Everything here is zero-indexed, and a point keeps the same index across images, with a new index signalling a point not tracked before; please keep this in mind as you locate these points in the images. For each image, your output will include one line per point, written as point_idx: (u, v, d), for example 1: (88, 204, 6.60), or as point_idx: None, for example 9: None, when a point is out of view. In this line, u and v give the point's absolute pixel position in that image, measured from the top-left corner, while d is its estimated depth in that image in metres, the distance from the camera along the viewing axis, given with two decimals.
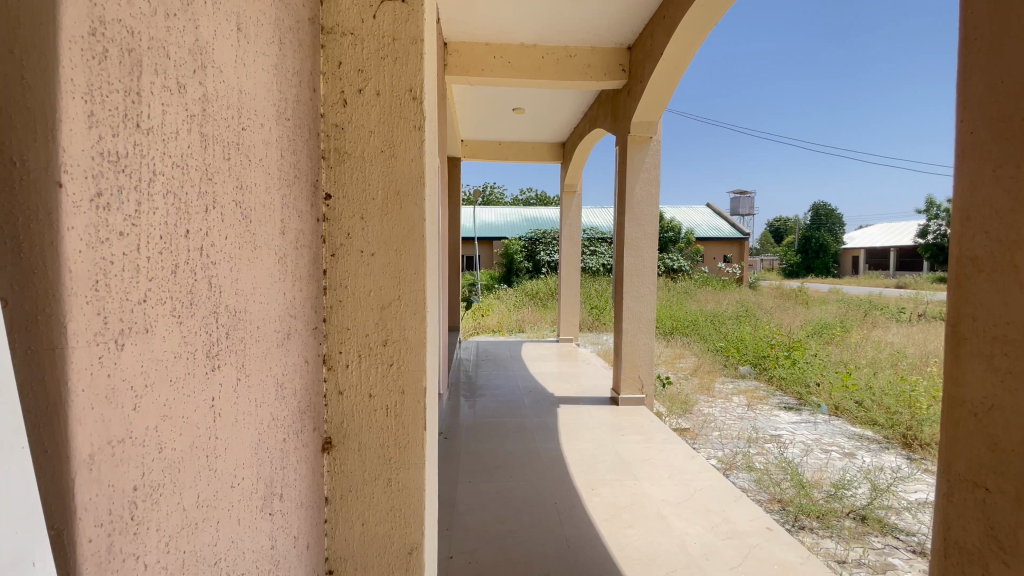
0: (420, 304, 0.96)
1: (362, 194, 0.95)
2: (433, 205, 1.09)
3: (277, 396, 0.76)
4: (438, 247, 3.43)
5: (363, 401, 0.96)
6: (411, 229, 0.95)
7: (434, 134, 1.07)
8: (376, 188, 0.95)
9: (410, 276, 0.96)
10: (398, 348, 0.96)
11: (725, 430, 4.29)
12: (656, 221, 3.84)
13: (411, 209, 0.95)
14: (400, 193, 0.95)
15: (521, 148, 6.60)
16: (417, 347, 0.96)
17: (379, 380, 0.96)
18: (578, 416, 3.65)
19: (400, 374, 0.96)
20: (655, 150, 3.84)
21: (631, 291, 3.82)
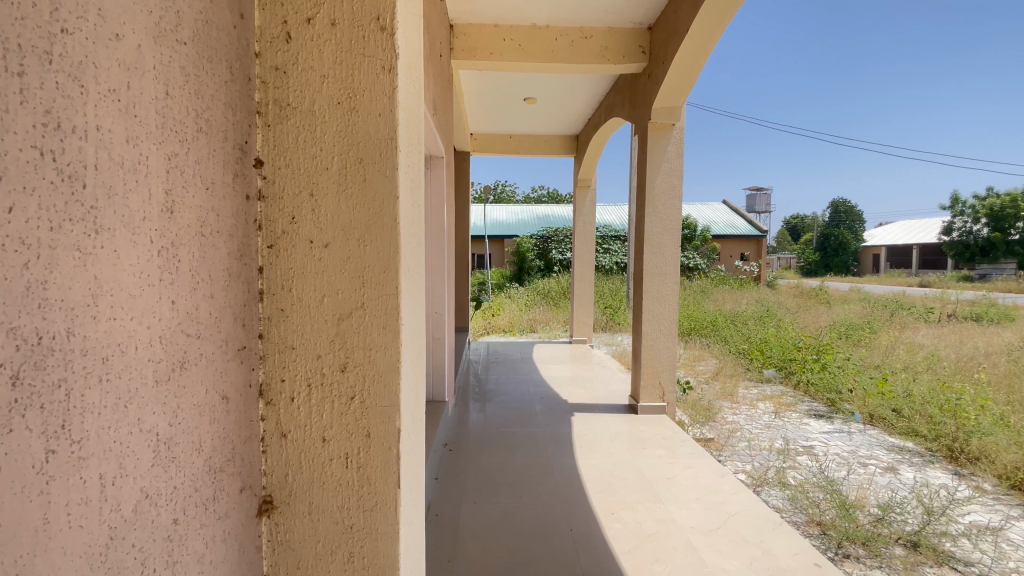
0: (391, 316, 0.69)
1: (312, 163, 0.69)
2: (417, 182, 0.82)
3: (155, 453, 0.50)
4: (441, 245, 3.17)
5: (314, 448, 0.70)
6: (377, 210, 0.68)
7: (417, 86, 0.80)
8: (331, 155, 0.69)
9: (379, 276, 0.69)
10: (361, 375, 0.69)
11: (753, 441, 3.97)
12: (680, 216, 3.53)
13: (378, 183, 0.68)
14: (362, 161, 0.68)
15: (533, 141, 6.31)
16: (387, 374, 0.69)
17: (336, 419, 0.69)
18: (595, 427, 3.36)
19: (364, 411, 0.69)
20: (678, 138, 3.52)
21: (652, 292, 3.52)
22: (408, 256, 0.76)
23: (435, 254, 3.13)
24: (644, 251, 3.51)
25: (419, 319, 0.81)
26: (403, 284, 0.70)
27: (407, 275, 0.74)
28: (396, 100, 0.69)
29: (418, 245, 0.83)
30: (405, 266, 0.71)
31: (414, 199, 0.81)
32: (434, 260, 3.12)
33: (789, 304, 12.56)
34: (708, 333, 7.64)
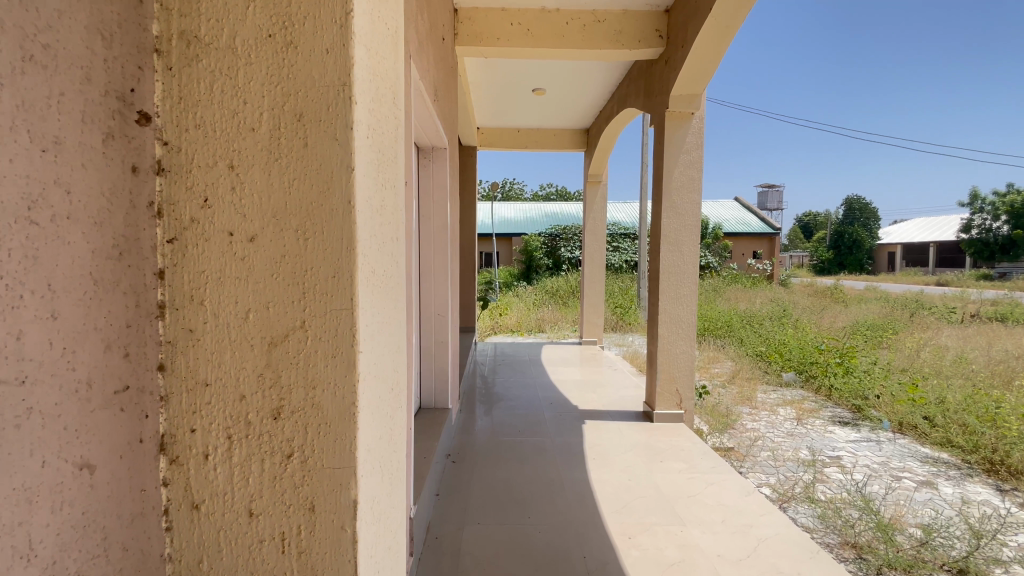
0: (342, 339, 0.50)
1: (228, 125, 0.50)
2: (393, 162, 0.63)
3: None
4: (446, 241, 2.97)
5: (236, 518, 0.52)
6: (320, 192, 0.50)
7: (389, 33, 0.60)
8: (258, 115, 0.50)
9: (322, 284, 0.50)
10: (299, 420, 0.50)
11: (776, 451, 3.73)
12: (699, 211, 3.29)
13: (320, 155, 0.49)
14: (302, 123, 0.49)
15: (542, 136, 6.07)
16: (336, 421, 0.50)
17: (265, 480, 0.51)
18: (608, 437, 3.13)
19: (304, 472, 0.50)
20: (698, 128, 3.28)
21: (669, 292, 3.28)
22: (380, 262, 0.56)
23: (437, 251, 2.91)
24: (661, 248, 3.27)
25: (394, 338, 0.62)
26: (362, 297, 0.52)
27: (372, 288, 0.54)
28: (351, 38, 0.49)
29: (395, 240, 0.64)
30: (365, 278, 0.52)
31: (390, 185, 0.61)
32: (437, 258, 2.91)
33: (804, 303, 12.23)
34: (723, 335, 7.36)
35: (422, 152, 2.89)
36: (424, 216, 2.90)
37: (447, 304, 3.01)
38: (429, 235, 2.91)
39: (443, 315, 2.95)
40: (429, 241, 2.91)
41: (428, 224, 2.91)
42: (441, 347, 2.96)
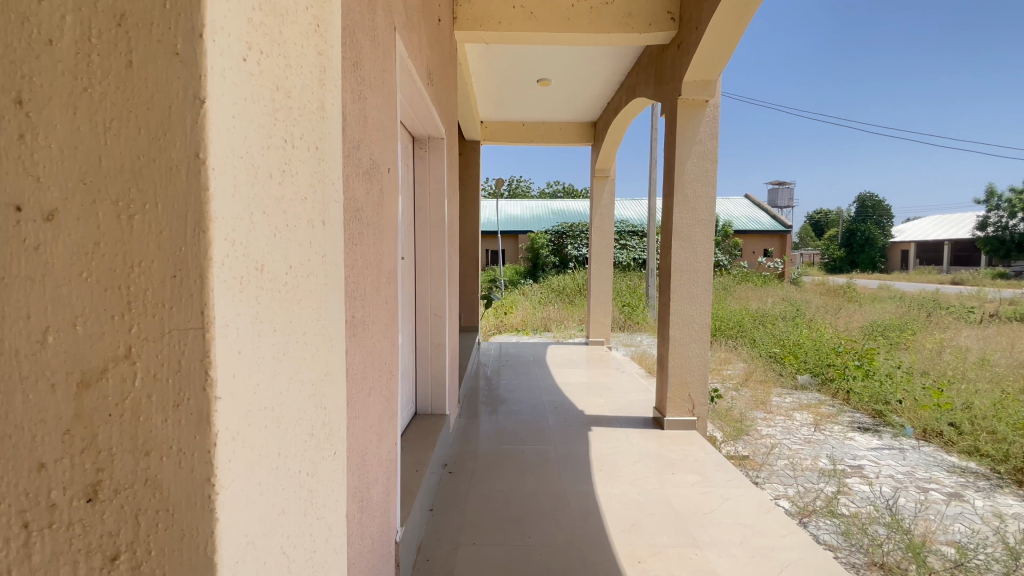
0: (171, 364, 0.44)
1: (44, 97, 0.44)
2: (295, 185, 0.56)
3: None
4: (445, 236, 2.78)
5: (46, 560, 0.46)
6: (155, 188, 0.43)
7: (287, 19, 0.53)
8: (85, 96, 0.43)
9: (154, 310, 0.44)
10: (128, 452, 0.45)
11: (794, 460, 3.51)
12: (714, 205, 3.08)
13: (150, 146, 0.43)
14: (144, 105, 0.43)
15: (548, 129, 5.87)
16: (171, 460, 0.44)
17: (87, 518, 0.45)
18: (616, 445, 2.93)
19: (142, 517, 0.45)
20: (713, 116, 3.06)
21: (681, 291, 3.09)
22: (259, 333, 0.49)
23: (434, 248, 2.73)
24: (672, 245, 3.08)
25: (293, 364, 0.55)
26: (217, 314, 0.44)
27: (244, 368, 0.47)
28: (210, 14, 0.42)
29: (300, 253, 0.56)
30: (224, 303, 0.44)
31: (284, 236, 0.53)
32: (434, 256, 2.73)
33: (817, 302, 11.92)
34: (734, 336, 7.12)
35: (417, 142, 2.71)
36: (420, 210, 2.72)
37: (445, 304, 2.82)
38: (425, 231, 2.73)
39: (440, 315, 2.77)
40: (426, 237, 2.73)
41: (424, 220, 2.73)
42: (439, 350, 2.78)
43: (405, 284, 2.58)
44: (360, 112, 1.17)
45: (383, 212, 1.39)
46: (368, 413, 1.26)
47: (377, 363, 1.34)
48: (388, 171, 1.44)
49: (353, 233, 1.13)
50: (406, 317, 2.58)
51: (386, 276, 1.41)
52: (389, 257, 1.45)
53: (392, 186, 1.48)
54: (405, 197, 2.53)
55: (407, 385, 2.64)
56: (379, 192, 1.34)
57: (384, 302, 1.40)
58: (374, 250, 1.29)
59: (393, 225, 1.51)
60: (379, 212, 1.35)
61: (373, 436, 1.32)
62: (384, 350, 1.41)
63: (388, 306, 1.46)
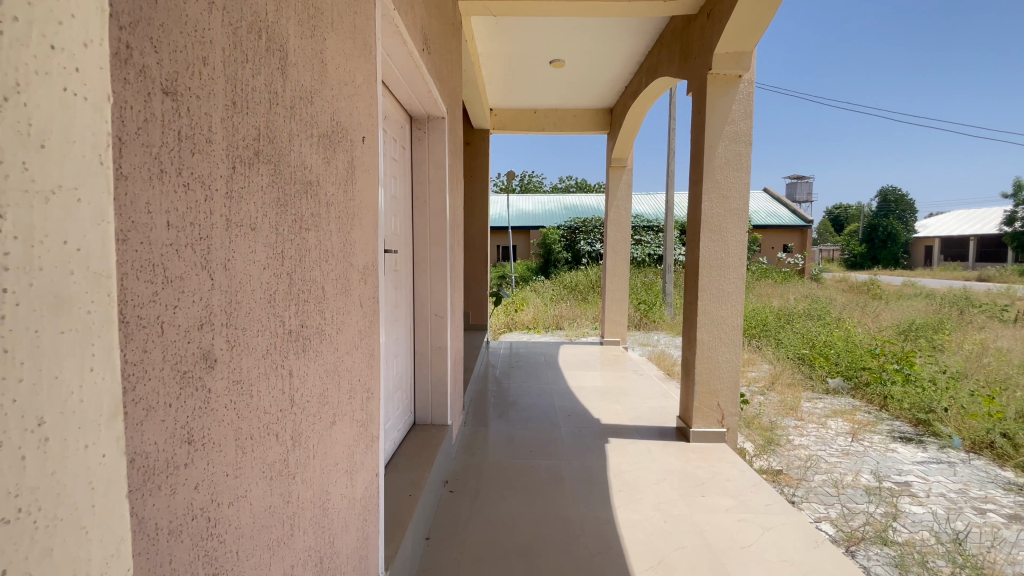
0: None
1: None
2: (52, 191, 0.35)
3: None
4: (448, 228, 2.49)
5: None
6: None
7: None
8: None
9: None
10: None
11: (833, 475, 3.17)
12: (747, 193, 2.75)
13: None
14: None
15: (562, 117, 5.53)
16: None
17: None
18: (637, 461, 2.62)
19: None
20: (747, 93, 2.72)
21: (709, 289, 2.77)
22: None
23: (435, 242, 2.44)
24: (700, 237, 2.75)
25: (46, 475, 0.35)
26: None
27: None
28: None
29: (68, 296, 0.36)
30: None
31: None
32: (433, 250, 2.45)
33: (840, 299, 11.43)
34: (757, 337, 6.75)
35: (415, 122, 2.42)
36: (418, 200, 2.43)
37: (449, 302, 2.54)
38: (424, 222, 2.44)
39: (441, 317, 2.48)
40: (424, 230, 2.44)
41: (423, 210, 2.44)
42: (440, 355, 2.49)
43: (402, 282, 2.29)
44: (314, 56, 0.89)
45: (355, 188, 1.09)
46: (332, 447, 0.98)
47: (347, 382, 1.06)
48: (363, 141, 1.15)
49: (300, 211, 0.84)
50: (402, 317, 2.30)
51: (359, 271, 1.12)
52: (365, 246, 1.17)
53: (370, 160, 1.19)
54: (400, 183, 2.24)
55: (405, 393, 2.36)
56: (348, 160, 1.05)
57: (357, 302, 1.11)
58: (338, 235, 1.00)
59: (373, 209, 1.22)
60: (348, 186, 1.05)
61: (343, 474, 1.04)
62: (359, 361, 1.13)
63: (365, 309, 1.17)
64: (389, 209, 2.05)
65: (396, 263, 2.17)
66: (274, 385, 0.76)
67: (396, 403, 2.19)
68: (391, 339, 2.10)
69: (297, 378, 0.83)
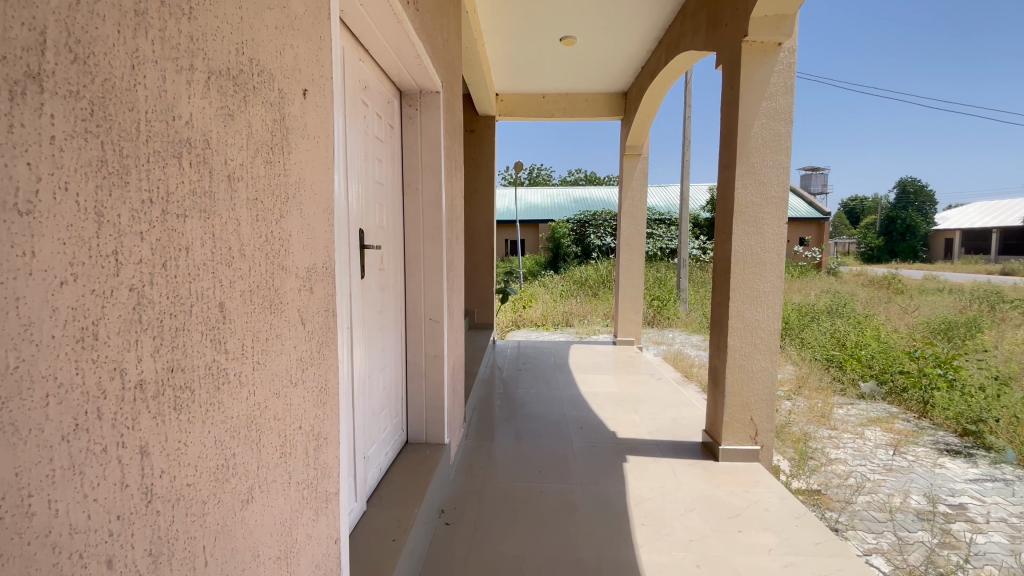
0: None
1: None
2: None
3: None
4: (445, 219, 2.15)
5: None
6: None
7: None
8: None
9: None
10: None
11: (879, 497, 2.82)
12: (788, 178, 2.39)
13: None
14: None
15: (572, 102, 5.17)
16: None
17: None
18: (663, 485, 2.28)
19: None
20: (787, 64, 2.36)
21: (742, 288, 2.42)
22: None
23: (428, 236, 2.11)
24: (732, 230, 2.40)
25: None
26: None
27: None
28: None
29: None
30: None
31: None
32: (427, 245, 2.12)
33: (862, 294, 10.95)
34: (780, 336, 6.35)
35: (406, 98, 2.08)
36: (408, 187, 2.10)
37: (445, 305, 2.21)
38: (416, 212, 2.11)
39: (437, 322, 2.15)
40: (416, 221, 2.11)
41: (415, 199, 2.10)
42: (436, 365, 2.16)
43: (389, 282, 1.96)
44: None
45: (287, 155, 0.76)
46: (245, 536, 0.66)
47: (271, 432, 0.72)
48: (306, 94, 0.82)
49: (159, 180, 0.50)
50: (390, 322, 1.97)
51: (295, 271, 0.79)
52: (306, 236, 0.83)
53: (317, 120, 0.86)
54: (386, 167, 1.91)
55: (395, 409, 2.03)
56: (270, 114, 0.71)
57: (291, 315, 0.78)
58: (250, 220, 0.66)
59: (321, 186, 0.89)
60: (271, 152, 0.71)
61: (268, 567, 0.71)
62: (294, 397, 0.79)
63: (307, 323, 0.84)
64: (370, 197, 1.72)
65: (381, 260, 1.84)
66: (86, 480, 0.43)
67: (382, 422, 1.87)
68: (374, 350, 1.78)
69: (150, 452, 0.50)
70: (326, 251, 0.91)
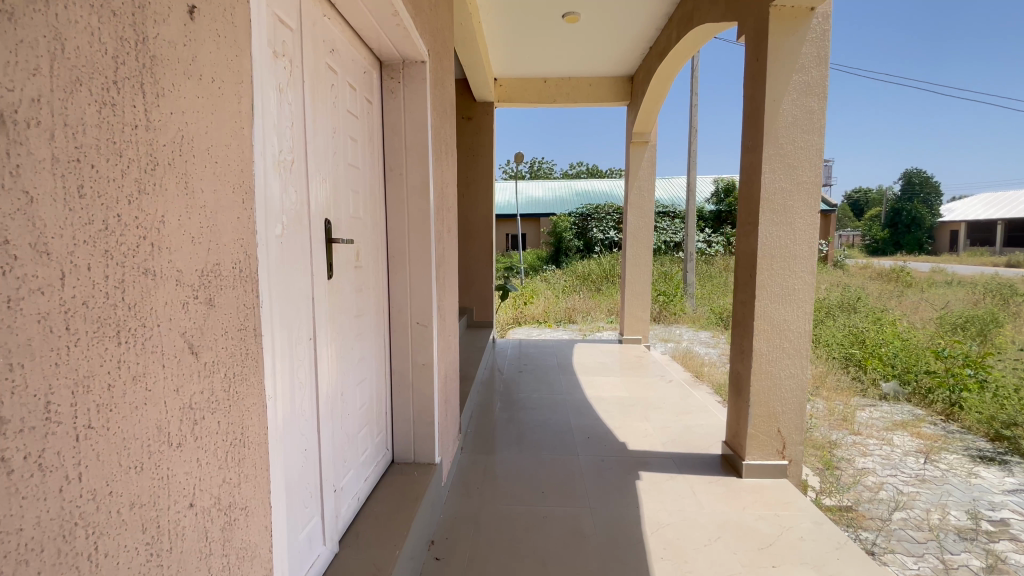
0: None
1: None
2: None
3: None
4: (433, 210, 1.87)
5: None
6: None
7: None
8: None
9: None
10: None
11: (914, 512, 2.55)
12: (821, 162, 2.12)
13: None
14: None
15: (575, 87, 4.88)
16: None
17: None
18: (683, 508, 2.02)
19: None
20: (821, 31, 2.07)
21: (771, 286, 2.16)
22: None
23: (415, 229, 1.83)
24: (759, 220, 2.13)
25: None
26: None
27: None
28: None
29: None
30: None
31: None
32: (413, 238, 1.83)
33: (870, 287, 10.67)
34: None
35: (387, 69, 1.80)
36: (391, 172, 1.81)
37: (436, 308, 1.93)
38: (400, 201, 1.82)
39: (425, 327, 1.87)
40: (400, 211, 1.82)
41: (399, 185, 1.82)
42: (425, 376, 1.88)
43: (369, 283, 1.68)
44: None
45: (135, 90, 0.47)
46: None
47: (110, 535, 0.45)
48: (187, 9, 0.54)
49: None
50: (370, 328, 1.70)
51: (162, 275, 0.51)
52: (187, 221, 0.55)
53: (212, 51, 0.58)
54: (361, 148, 1.62)
55: (377, 427, 1.76)
56: (95, 15, 0.43)
57: (153, 345, 0.50)
58: (35, 194, 0.38)
59: (222, 151, 0.61)
60: (91, 80, 0.43)
61: None
62: (167, 467, 0.52)
63: (194, 353, 0.56)
64: (340, 182, 1.45)
65: (356, 257, 1.56)
66: None
67: (360, 445, 1.60)
68: (349, 362, 1.51)
69: None
70: (232, 244, 0.63)
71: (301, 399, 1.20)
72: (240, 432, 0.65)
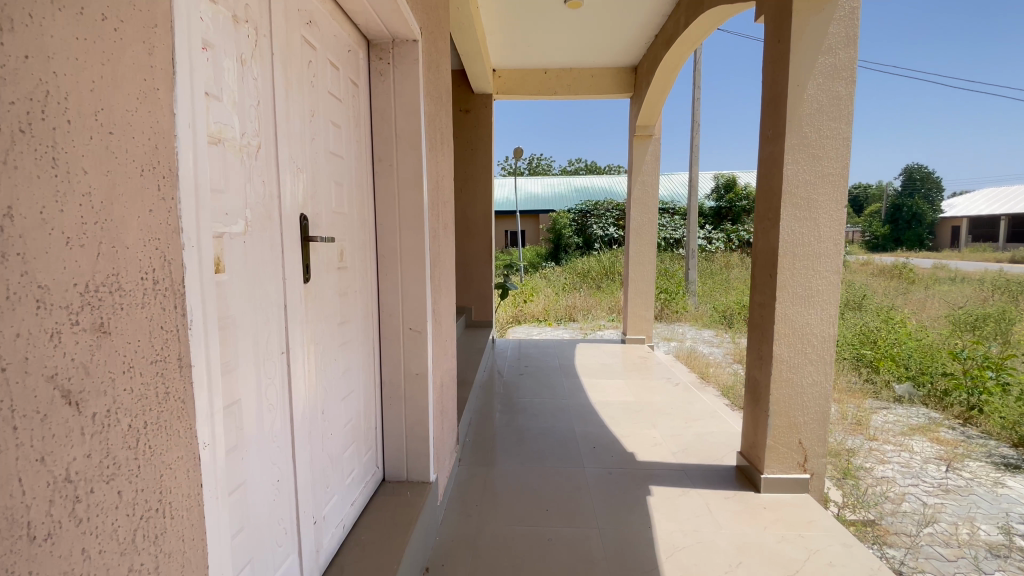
0: None
1: None
2: None
3: None
4: (427, 204, 1.70)
5: None
6: None
7: None
8: None
9: None
10: None
11: (942, 527, 2.40)
12: (848, 152, 1.96)
13: None
14: None
15: (577, 79, 4.70)
16: None
17: None
18: (699, 528, 1.86)
19: None
20: (850, 9, 1.91)
21: (793, 286, 2.00)
22: None
23: (407, 225, 1.65)
24: (781, 215, 1.97)
25: None
26: None
27: None
28: None
29: None
30: None
31: None
32: (404, 236, 1.66)
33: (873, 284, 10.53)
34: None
35: (374, 49, 1.62)
36: (380, 162, 1.64)
37: (430, 312, 1.75)
38: (390, 194, 1.65)
39: (418, 333, 1.69)
40: (391, 206, 1.65)
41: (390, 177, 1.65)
42: (419, 387, 1.71)
43: (355, 285, 1.52)
44: None
45: None
46: None
47: None
48: None
49: None
50: (357, 336, 1.53)
51: (6, 295, 0.34)
52: (54, 213, 0.38)
53: None
54: (346, 135, 1.45)
55: (365, 443, 1.60)
56: None
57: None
58: None
59: (120, 118, 0.44)
60: None
61: None
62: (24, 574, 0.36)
63: (70, 403, 0.39)
64: (320, 172, 1.28)
65: (340, 257, 1.40)
66: None
67: (345, 466, 1.44)
68: (332, 375, 1.35)
69: None
70: (141, 246, 0.46)
71: (272, 423, 1.04)
72: (152, 499, 0.48)
